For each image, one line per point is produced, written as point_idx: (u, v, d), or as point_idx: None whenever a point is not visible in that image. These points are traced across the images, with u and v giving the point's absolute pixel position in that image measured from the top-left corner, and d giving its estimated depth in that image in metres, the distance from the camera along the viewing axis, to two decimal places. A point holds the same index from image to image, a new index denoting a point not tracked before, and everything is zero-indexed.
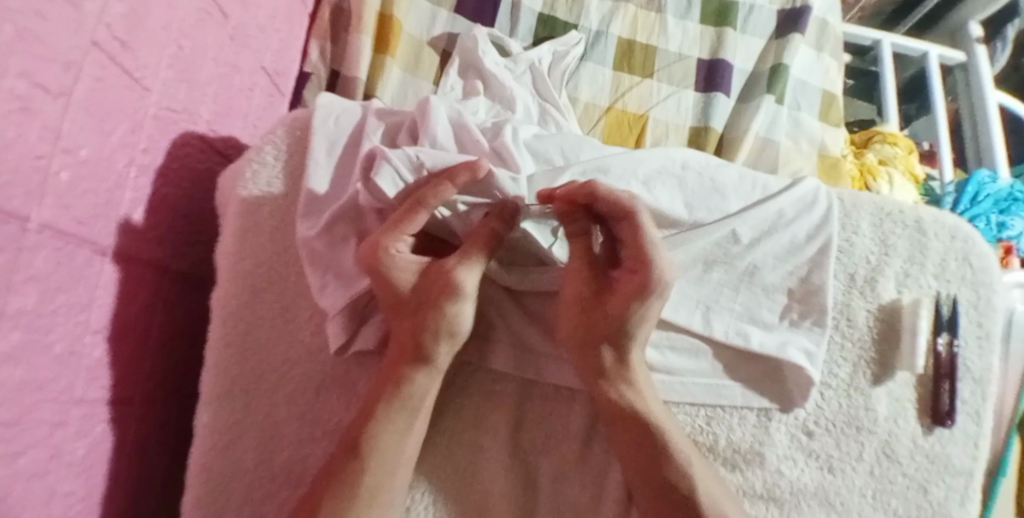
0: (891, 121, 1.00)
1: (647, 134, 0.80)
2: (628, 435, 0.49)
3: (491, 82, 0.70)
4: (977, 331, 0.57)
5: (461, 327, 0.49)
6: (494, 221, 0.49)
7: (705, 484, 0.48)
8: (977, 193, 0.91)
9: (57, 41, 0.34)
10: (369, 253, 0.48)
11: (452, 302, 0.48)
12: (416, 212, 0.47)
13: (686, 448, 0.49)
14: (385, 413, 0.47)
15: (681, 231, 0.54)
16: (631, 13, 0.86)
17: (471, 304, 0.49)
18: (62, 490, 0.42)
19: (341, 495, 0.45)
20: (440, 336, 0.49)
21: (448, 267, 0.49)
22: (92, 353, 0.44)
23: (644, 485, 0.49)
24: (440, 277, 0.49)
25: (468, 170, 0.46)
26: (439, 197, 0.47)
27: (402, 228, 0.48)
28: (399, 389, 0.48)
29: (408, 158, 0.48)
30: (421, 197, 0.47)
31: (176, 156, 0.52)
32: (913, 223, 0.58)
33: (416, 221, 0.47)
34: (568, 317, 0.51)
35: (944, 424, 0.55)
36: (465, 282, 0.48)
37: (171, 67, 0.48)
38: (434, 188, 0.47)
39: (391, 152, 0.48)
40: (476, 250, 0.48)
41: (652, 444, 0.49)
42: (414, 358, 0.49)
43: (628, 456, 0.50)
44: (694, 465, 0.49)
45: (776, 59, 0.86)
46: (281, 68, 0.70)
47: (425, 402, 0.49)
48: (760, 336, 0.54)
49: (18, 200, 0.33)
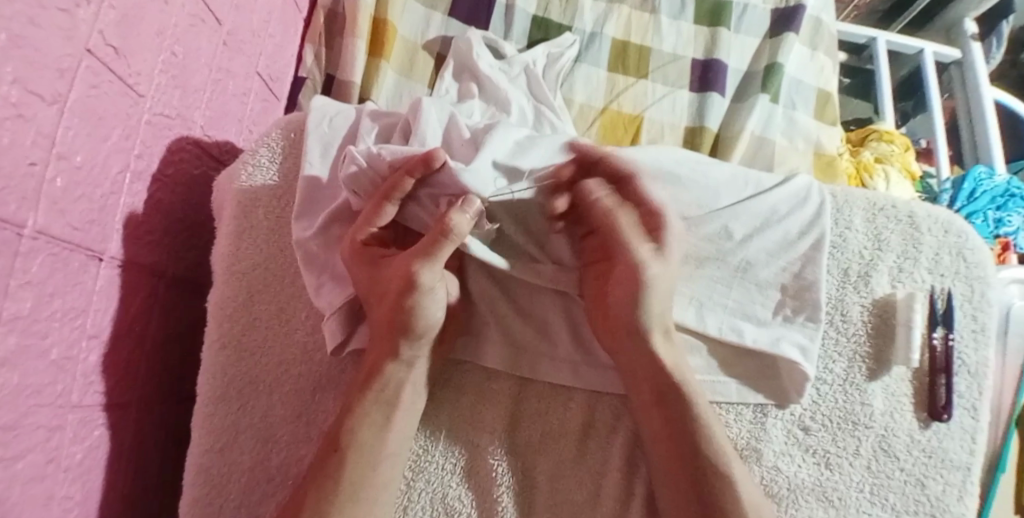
0: (887, 118, 1.01)
1: (642, 133, 0.80)
2: (662, 428, 0.51)
3: (486, 85, 0.71)
4: (972, 325, 0.57)
5: (421, 321, 0.49)
6: (453, 210, 0.46)
7: (745, 478, 0.49)
8: (974, 190, 0.90)
9: (49, 49, 0.34)
10: (343, 246, 0.50)
11: (410, 296, 0.48)
12: (382, 206, 0.48)
13: (727, 444, 0.50)
14: (362, 406, 0.48)
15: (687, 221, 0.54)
16: (625, 14, 0.86)
17: (431, 298, 0.49)
18: (61, 494, 0.42)
19: (326, 489, 0.46)
20: (401, 330, 0.49)
21: (406, 261, 0.48)
22: (89, 357, 0.44)
23: (686, 479, 0.49)
24: (397, 271, 0.48)
25: (423, 163, 0.46)
26: (401, 191, 0.48)
27: (370, 222, 0.49)
28: (372, 381, 0.49)
29: (371, 151, 0.48)
30: (387, 191, 0.48)
31: (170, 162, 0.53)
32: (906, 219, 0.58)
33: (385, 214, 0.49)
34: (619, 296, 0.51)
35: (941, 419, 0.55)
36: (421, 277, 0.47)
37: (164, 73, 0.48)
38: (394, 182, 0.47)
39: (356, 151, 0.49)
40: (435, 247, 0.46)
41: (684, 438, 0.50)
42: (384, 350, 0.50)
43: (660, 452, 0.51)
44: (735, 464, 0.49)
45: (771, 58, 0.86)
46: (274, 73, 0.70)
47: (401, 394, 0.49)
48: (753, 332, 0.54)
49: (14, 205, 0.33)
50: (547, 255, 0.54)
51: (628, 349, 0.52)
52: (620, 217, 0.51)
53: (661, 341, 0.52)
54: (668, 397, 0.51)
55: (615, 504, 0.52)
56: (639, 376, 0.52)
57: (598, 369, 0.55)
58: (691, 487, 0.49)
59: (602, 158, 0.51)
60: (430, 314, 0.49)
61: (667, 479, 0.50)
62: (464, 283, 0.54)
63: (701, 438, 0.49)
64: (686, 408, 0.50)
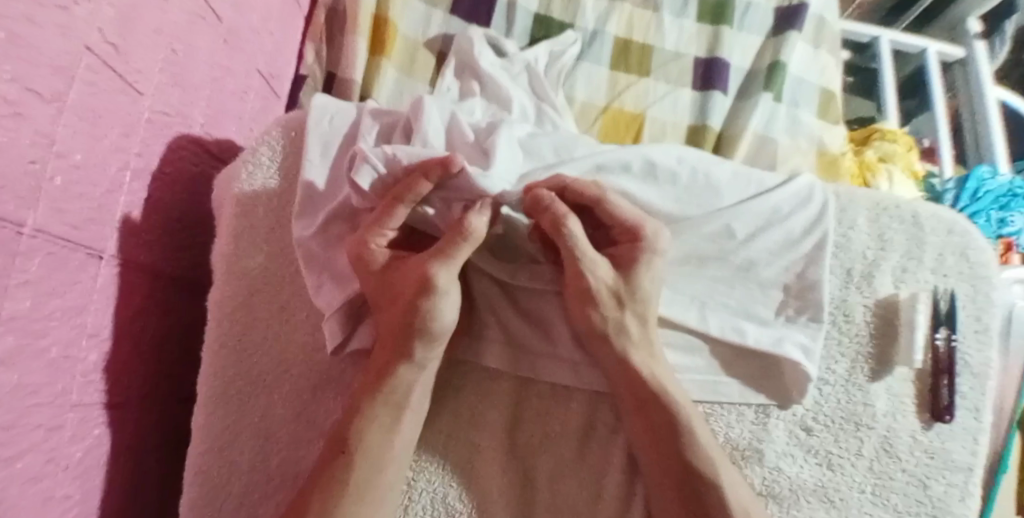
0: (891, 117, 1.00)
1: (644, 133, 0.80)
2: (661, 431, 0.50)
3: (488, 83, 0.70)
4: (975, 325, 0.57)
5: (434, 325, 0.48)
6: (471, 213, 0.46)
7: (731, 480, 0.49)
8: (977, 190, 0.89)
9: (47, 47, 0.34)
10: (352, 247, 0.50)
11: (427, 298, 0.47)
12: (394, 208, 0.48)
13: (717, 452, 0.50)
14: (370, 408, 0.48)
15: (690, 220, 0.53)
16: (627, 11, 0.86)
17: (447, 299, 0.48)
18: (60, 494, 0.42)
19: (332, 491, 0.45)
20: (414, 333, 0.48)
21: (421, 263, 0.48)
22: (88, 356, 0.44)
23: (675, 481, 0.50)
24: (413, 273, 0.48)
25: (440, 167, 0.45)
26: (415, 194, 0.47)
27: (382, 224, 0.48)
28: (382, 383, 0.48)
29: (384, 153, 0.48)
30: (400, 193, 0.47)
31: (169, 160, 0.53)
32: (910, 218, 0.58)
33: (397, 217, 0.48)
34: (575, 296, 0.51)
35: (944, 420, 0.55)
36: (437, 278, 0.47)
37: (164, 72, 0.48)
38: (409, 184, 0.47)
39: (368, 151, 0.48)
40: (450, 248, 0.47)
41: (677, 438, 0.50)
42: (394, 352, 0.49)
43: (659, 453, 0.50)
44: (723, 468, 0.49)
45: (774, 57, 0.86)
46: (274, 71, 0.70)
47: (410, 396, 0.49)
48: (755, 332, 0.54)
49: (12, 204, 0.33)
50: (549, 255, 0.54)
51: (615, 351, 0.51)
52: (569, 224, 0.47)
53: (642, 355, 0.51)
54: (649, 405, 0.50)
55: (616, 504, 0.52)
56: (633, 380, 0.51)
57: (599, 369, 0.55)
58: (677, 487, 0.50)
59: (568, 185, 0.49)
60: (444, 316, 0.48)
61: (664, 479, 0.50)
62: (465, 283, 0.54)
63: (695, 441, 0.50)
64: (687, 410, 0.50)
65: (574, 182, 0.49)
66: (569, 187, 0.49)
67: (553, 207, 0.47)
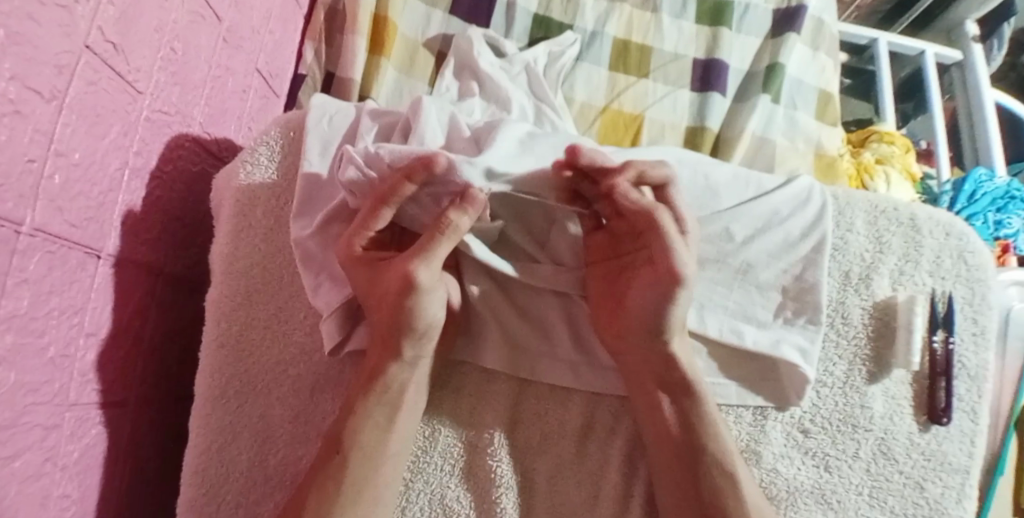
0: (889, 120, 0.99)
1: (643, 133, 0.80)
2: (664, 429, 0.51)
3: (487, 83, 0.70)
4: (972, 328, 0.57)
5: (419, 322, 0.48)
6: (453, 208, 0.46)
7: (750, 479, 0.49)
8: (974, 192, 0.90)
9: (47, 46, 0.34)
10: (338, 249, 0.49)
11: (412, 297, 0.47)
12: (379, 209, 0.47)
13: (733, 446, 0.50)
14: (364, 407, 0.48)
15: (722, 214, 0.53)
16: (627, 13, 0.86)
17: (431, 296, 0.48)
18: (57, 493, 0.42)
19: (327, 490, 0.46)
20: (402, 330, 0.48)
21: (402, 262, 0.47)
22: (86, 355, 0.44)
23: (688, 477, 0.50)
24: (394, 273, 0.47)
25: (423, 167, 0.45)
26: (400, 196, 0.46)
27: (366, 226, 0.48)
28: (374, 381, 0.48)
29: (369, 152, 0.48)
30: (383, 195, 0.47)
31: (169, 159, 0.52)
32: (907, 221, 0.58)
33: (382, 218, 0.48)
34: (644, 290, 0.50)
35: (941, 422, 0.55)
36: (419, 277, 0.47)
37: (163, 70, 0.48)
38: (393, 186, 0.46)
39: (353, 151, 0.48)
40: (430, 244, 0.46)
41: (696, 439, 0.50)
42: (386, 349, 0.49)
43: (667, 451, 0.51)
44: (739, 465, 0.49)
45: (772, 58, 0.86)
46: (274, 69, 0.70)
47: (405, 394, 0.49)
48: (754, 335, 0.54)
49: (11, 203, 0.33)
50: (546, 255, 0.54)
51: (633, 347, 0.51)
52: (661, 216, 0.48)
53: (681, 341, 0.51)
54: (672, 387, 0.51)
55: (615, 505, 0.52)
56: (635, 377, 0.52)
57: (598, 370, 0.55)
58: (693, 486, 0.49)
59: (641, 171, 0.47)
60: (430, 313, 0.48)
61: (674, 478, 0.50)
62: (461, 284, 0.54)
63: (708, 437, 0.50)
64: (692, 407, 0.51)
65: (646, 167, 0.47)
66: (641, 170, 0.47)
67: (644, 203, 0.48)
